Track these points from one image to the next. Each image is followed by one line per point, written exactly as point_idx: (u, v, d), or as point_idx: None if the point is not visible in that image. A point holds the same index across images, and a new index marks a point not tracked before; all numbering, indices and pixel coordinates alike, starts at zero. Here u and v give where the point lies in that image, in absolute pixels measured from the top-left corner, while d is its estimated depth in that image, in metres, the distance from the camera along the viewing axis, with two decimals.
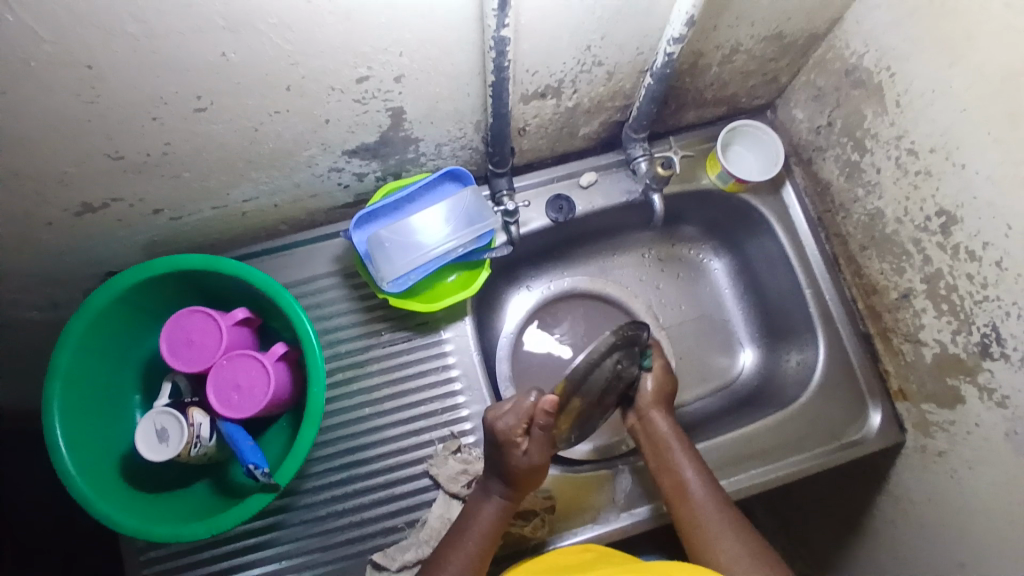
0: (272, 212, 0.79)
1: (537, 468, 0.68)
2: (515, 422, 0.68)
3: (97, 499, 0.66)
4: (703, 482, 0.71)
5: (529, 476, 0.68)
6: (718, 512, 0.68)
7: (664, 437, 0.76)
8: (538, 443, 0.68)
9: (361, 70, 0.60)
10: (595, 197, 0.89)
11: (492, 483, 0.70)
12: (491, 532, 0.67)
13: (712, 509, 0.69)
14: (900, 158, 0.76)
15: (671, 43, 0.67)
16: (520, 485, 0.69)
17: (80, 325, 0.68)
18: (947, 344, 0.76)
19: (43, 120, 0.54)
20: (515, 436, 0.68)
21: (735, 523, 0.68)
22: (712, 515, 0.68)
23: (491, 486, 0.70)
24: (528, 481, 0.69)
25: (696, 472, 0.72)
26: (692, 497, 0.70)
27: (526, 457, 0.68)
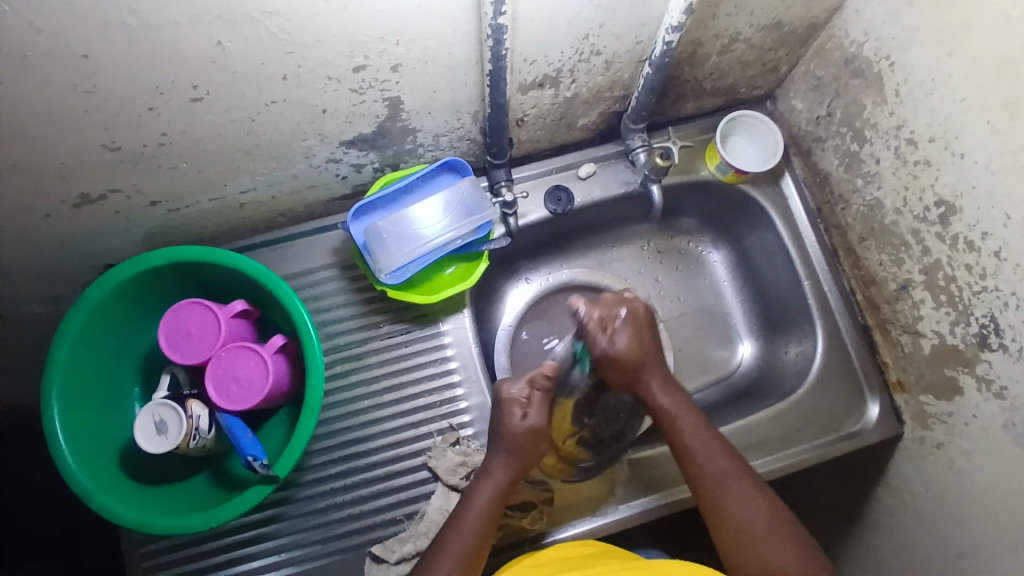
0: (269, 203, 0.79)
1: (536, 429, 0.70)
2: (519, 388, 0.72)
3: (97, 492, 0.66)
4: (711, 446, 0.69)
5: (530, 442, 0.70)
6: (732, 477, 0.67)
7: (667, 406, 0.73)
8: (539, 404, 0.71)
9: (358, 60, 0.59)
10: (594, 188, 0.89)
11: (495, 459, 0.69)
12: (491, 510, 0.67)
13: (721, 475, 0.67)
14: (900, 149, 0.75)
15: (670, 31, 0.66)
16: (526, 456, 0.70)
17: (79, 318, 0.68)
18: (946, 335, 0.76)
19: (38, 112, 0.53)
20: (518, 401, 0.71)
21: (747, 487, 0.66)
22: (725, 482, 0.67)
23: (495, 464, 0.69)
24: (528, 453, 0.70)
25: (706, 437, 0.70)
26: (702, 464, 0.68)
27: (527, 419, 0.70)
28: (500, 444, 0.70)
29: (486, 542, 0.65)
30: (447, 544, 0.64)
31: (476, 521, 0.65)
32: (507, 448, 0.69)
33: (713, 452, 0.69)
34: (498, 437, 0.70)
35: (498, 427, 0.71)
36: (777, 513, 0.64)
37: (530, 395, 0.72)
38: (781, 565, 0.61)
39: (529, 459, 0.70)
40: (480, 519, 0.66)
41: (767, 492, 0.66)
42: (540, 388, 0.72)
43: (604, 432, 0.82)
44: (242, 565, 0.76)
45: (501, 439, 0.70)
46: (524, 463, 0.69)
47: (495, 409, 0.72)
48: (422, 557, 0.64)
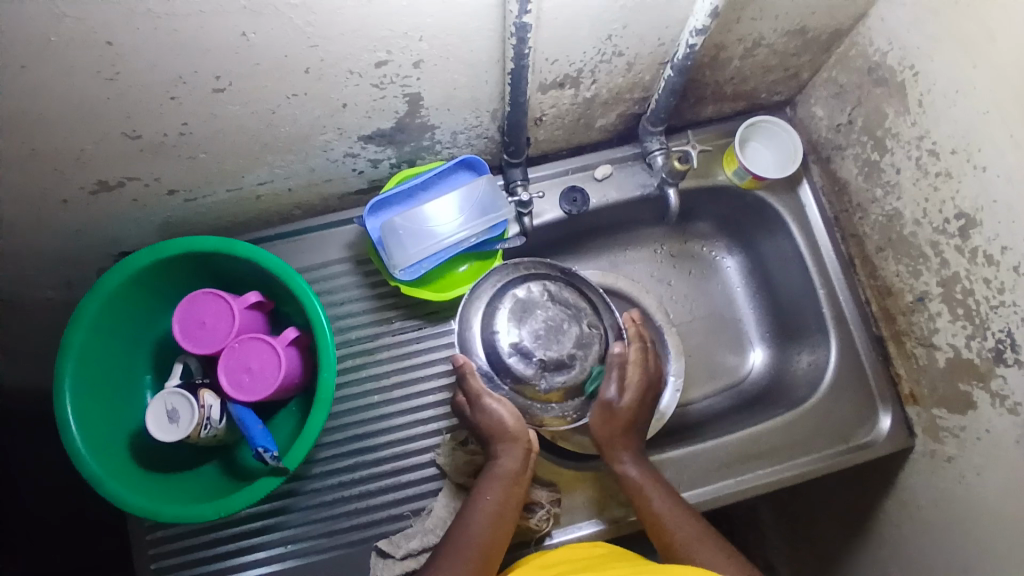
0: (286, 196, 0.79)
1: (483, 406, 0.72)
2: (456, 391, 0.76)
3: (106, 479, 0.66)
4: (679, 514, 0.68)
5: (488, 421, 0.72)
6: (705, 543, 0.65)
7: (637, 484, 0.72)
8: (473, 380, 0.73)
9: (380, 54, 0.59)
10: (610, 190, 0.88)
11: (493, 444, 0.72)
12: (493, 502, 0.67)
13: (694, 538, 0.66)
14: (921, 159, 0.74)
15: (694, 34, 0.66)
16: (501, 429, 0.71)
17: (95, 305, 0.68)
18: (961, 349, 0.75)
19: (60, 98, 0.54)
20: (460, 401, 0.75)
21: (717, 550, 0.65)
22: (696, 546, 0.65)
23: (493, 449, 0.72)
24: (499, 427, 0.71)
25: (676, 507, 0.69)
26: (670, 533, 0.67)
27: (474, 402, 0.73)
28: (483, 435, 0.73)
29: (506, 516, 0.67)
30: (459, 532, 0.64)
31: (494, 494, 0.68)
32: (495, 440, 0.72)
33: (682, 517, 0.68)
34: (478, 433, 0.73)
35: (471, 425, 0.74)
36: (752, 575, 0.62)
37: (462, 388, 0.74)
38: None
39: (511, 427, 0.71)
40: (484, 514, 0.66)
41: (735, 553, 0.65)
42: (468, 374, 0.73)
43: (562, 351, 0.77)
44: (249, 556, 0.77)
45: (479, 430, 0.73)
46: (508, 436, 0.71)
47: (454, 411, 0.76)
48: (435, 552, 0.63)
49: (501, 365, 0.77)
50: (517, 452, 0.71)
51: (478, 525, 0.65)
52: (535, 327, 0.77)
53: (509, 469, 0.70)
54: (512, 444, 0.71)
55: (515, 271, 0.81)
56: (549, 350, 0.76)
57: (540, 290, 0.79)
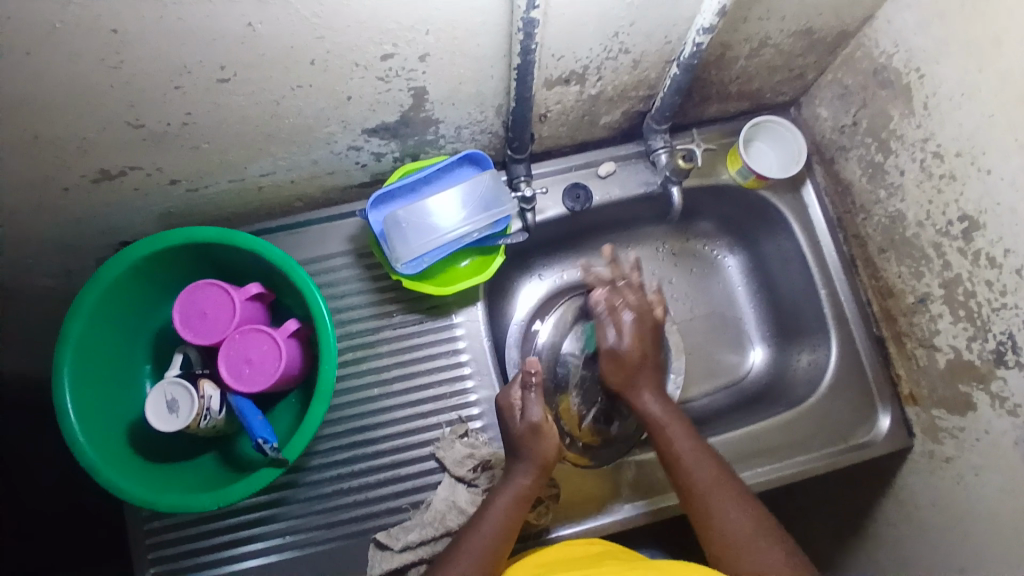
0: (288, 187, 0.79)
1: (537, 426, 0.69)
2: (514, 391, 0.72)
3: (105, 469, 0.66)
4: (698, 455, 0.69)
5: (535, 439, 0.69)
6: (722, 486, 0.67)
7: (655, 419, 0.73)
8: (533, 403, 0.70)
9: (386, 47, 0.59)
10: (612, 187, 0.88)
11: (519, 462, 0.70)
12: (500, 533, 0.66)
13: (712, 480, 0.67)
14: (925, 161, 0.74)
15: (701, 33, 0.66)
16: (539, 455, 0.69)
17: (95, 292, 0.68)
18: (962, 351, 0.75)
19: (65, 86, 0.53)
20: (516, 403, 0.71)
21: (738, 500, 0.66)
22: (713, 490, 0.67)
23: (517, 467, 0.69)
24: (538, 453, 0.69)
25: (696, 447, 0.70)
26: (691, 475, 0.68)
27: (526, 418, 0.70)
28: (517, 450, 0.70)
29: (513, 530, 0.67)
30: (473, 542, 0.65)
31: (508, 510, 0.67)
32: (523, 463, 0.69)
33: (702, 459, 0.69)
34: (513, 443, 0.71)
35: (509, 435, 0.71)
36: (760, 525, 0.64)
37: (524, 396, 0.70)
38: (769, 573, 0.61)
39: (544, 456, 0.69)
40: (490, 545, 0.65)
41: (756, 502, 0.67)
42: (533, 386, 0.70)
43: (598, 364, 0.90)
44: (245, 546, 0.77)
45: (515, 445, 0.70)
46: (540, 462, 0.69)
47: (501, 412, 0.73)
48: (448, 548, 0.66)
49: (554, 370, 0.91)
50: (538, 479, 0.69)
51: (487, 534, 0.65)
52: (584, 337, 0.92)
53: (529, 491, 0.68)
54: (536, 471, 0.69)
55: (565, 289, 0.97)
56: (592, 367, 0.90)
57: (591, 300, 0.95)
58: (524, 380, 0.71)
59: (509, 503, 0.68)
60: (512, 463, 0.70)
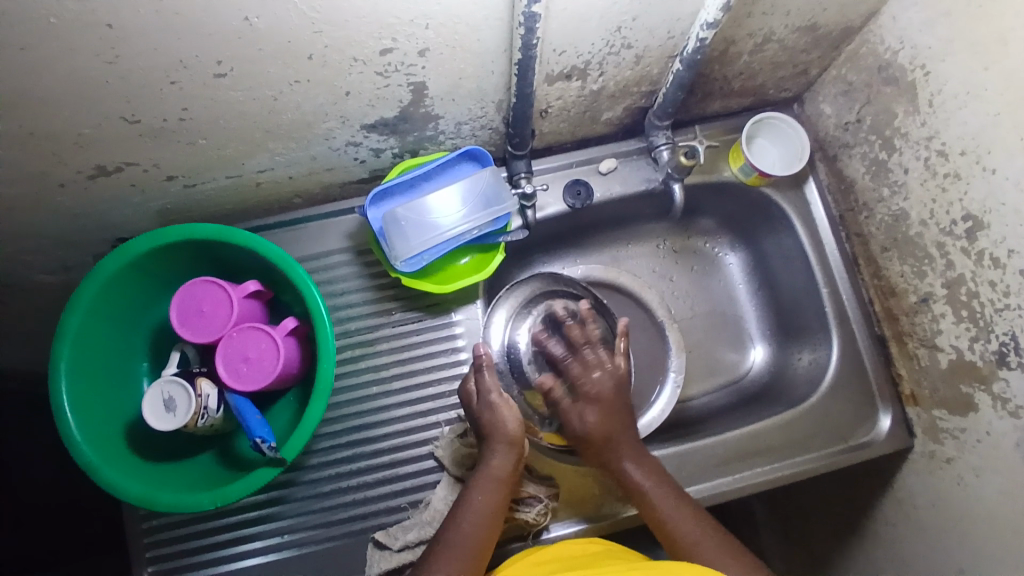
0: (286, 183, 0.78)
1: (493, 404, 0.70)
2: (470, 378, 0.74)
3: (102, 466, 0.66)
4: (684, 519, 0.67)
5: (493, 418, 0.70)
6: (708, 543, 0.64)
7: (639, 487, 0.70)
8: (488, 378, 0.70)
9: (386, 42, 0.58)
10: (614, 184, 0.87)
11: (489, 442, 0.70)
12: (478, 516, 0.66)
13: (698, 541, 0.65)
14: (929, 160, 0.74)
15: (705, 28, 0.65)
16: (502, 431, 0.70)
17: (92, 290, 0.68)
18: (964, 351, 0.75)
19: (59, 82, 0.53)
20: (473, 391, 0.73)
21: (723, 551, 0.64)
22: (700, 551, 0.64)
23: (489, 449, 0.70)
24: (501, 429, 0.70)
25: (682, 510, 0.67)
26: (676, 539, 0.66)
27: (484, 398, 0.71)
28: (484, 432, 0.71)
29: (497, 515, 0.67)
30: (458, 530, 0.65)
31: (488, 495, 0.67)
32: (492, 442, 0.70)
33: (687, 521, 0.66)
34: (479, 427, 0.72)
35: (475, 420, 0.72)
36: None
37: (478, 378, 0.71)
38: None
39: (510, 431, 0.69)
40: (469, 536, 0.64)
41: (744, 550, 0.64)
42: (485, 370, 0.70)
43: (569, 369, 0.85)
44: (244, 545, 0.76)
45: (481, 427, 0.71)
46: (506, 439, 0.69)
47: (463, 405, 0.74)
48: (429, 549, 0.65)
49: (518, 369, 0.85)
50: (509, 456, 0.69)
51: (470, 523, 0.65)
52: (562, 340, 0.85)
53: (502, 472, 0.69)
54: (506, 446, 0.69)
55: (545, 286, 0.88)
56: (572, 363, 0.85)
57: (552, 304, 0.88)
58: (476, 363, 0.72)
59: (489, 486, 0.68)
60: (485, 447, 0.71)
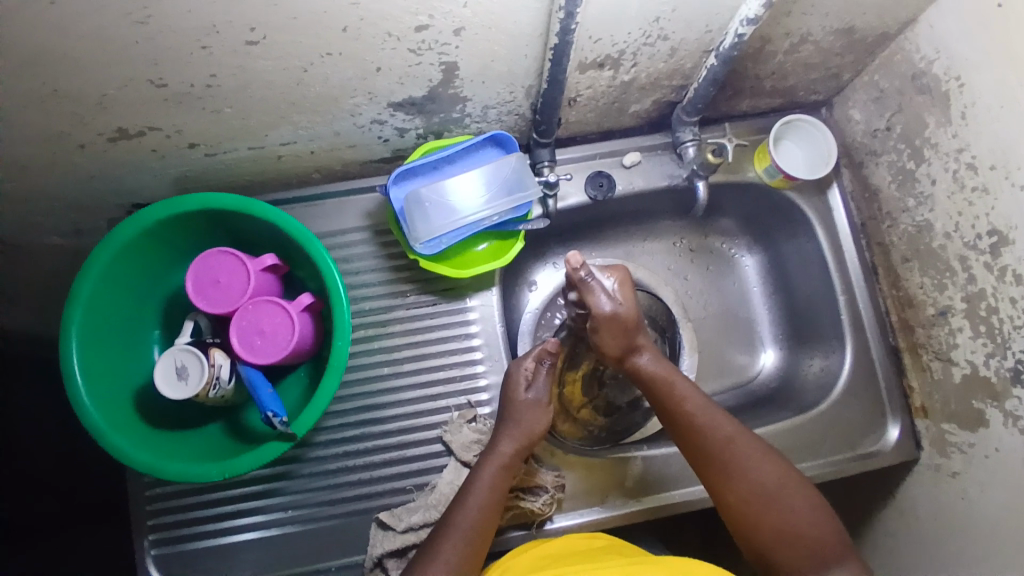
0: (307, 158, 0.77)
1: (541, 400, 0.73)
2: (526, 361, 0.75)
3: (110, 432, 0.65)
4: (710, 413, 0.68)
5: (532, 411, 0.72)
6: (740, 443, 0.67)
7: (660, 376, 0.72)
8: (545, 376, 0.74)
9: (421, 18, 0.57)
10: (636, 177, 0.86)
11: (500, 430, 0.72)
12: (484, 507, 0.65)
13: (730, 436, 0.67)
14: (958, 172, 0.73)
15: (745, 24, 0.64)
16: (529, 426, 0.71)
17: (106, 255, 0.67)
18: (978, 366, 0.75)
19: (87, 39, 0.51)
20: (524, 375, 0.74)
21: (756, 452, 0.66)
22: (734, 447, 0.66)
23: (500, 436, 0.71)
24: (529, 422, 0.72)
25: (704, 403, 0.69)
26: (706, 440, 0.67)
27: (532, 390, 0.73)
28: (511, 417, 0.72)
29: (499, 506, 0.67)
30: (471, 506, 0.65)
31: (495, 484, 0.67)
32: (512, 434, 0.71)
33: (717, 416, 0.68)
34: (509, 413, 0.72)
35: (508, 404, 0.73)
36: (784, 478, 0.65)
37: (537, 367, 0.75)
38: (796, 525, 0.62)
39: (534, 432, 0.71)
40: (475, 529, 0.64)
41: (767, 455, 0.66)
42: (547, 362, 0.75)
43: (616, 398, 0.90)
44: (249, 517, 0.76)
45: (512, 411, 0.72)
46: (528, 433, 0.71)
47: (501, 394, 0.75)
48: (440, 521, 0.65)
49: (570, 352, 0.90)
50: (522, 445, 0.70)
51: (480, 504, 0.65)
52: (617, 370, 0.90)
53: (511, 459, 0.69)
54: (515, 433, 0.71)
55: None
56: (614, 393, 0.90)
57: None
58: (539, 357, 0.75)
59: (495, 470, 0.68)
60: (500, 432, 0.71)
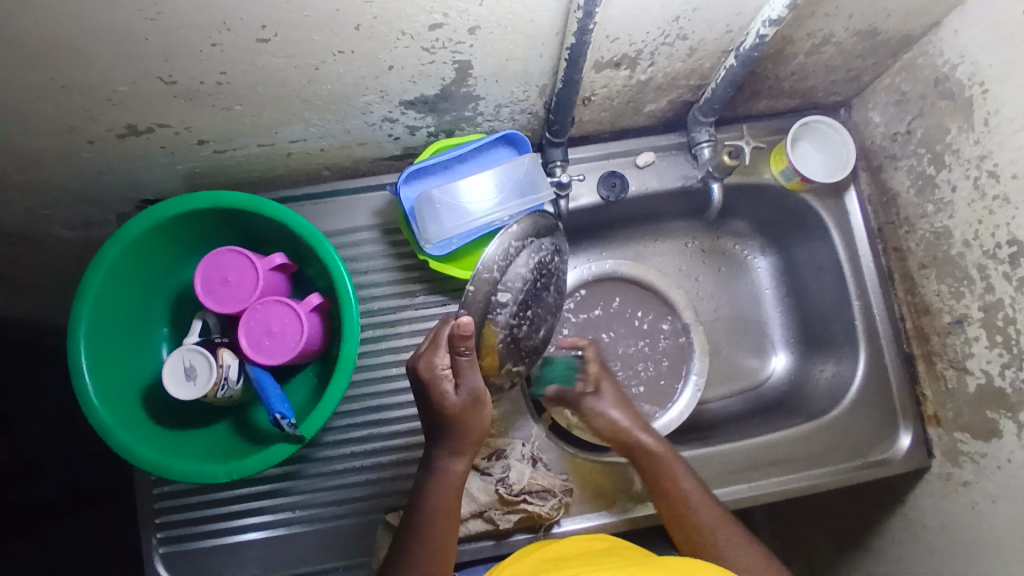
0: (317, 155, 0.76)
1: (478, 396, 0.63)
2: (439, 358, 0.64)
3: (117, 431, 0.65)
4: (701, 492, 0.70)
5: (471, 412, 0.64)
6: (725, 523, 0.68)
7: (658, 453, 0.74)
8: (468, 369, 0.62)
9: (436, 17, 0.56)
10: (649, 178, 0.85)
11: (439, 446, 0.66)
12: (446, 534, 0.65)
13: (717, 516, 0.68)
14: (979, 180, 0.71)
15: (767, 25, 0.62)
16: (471, 432, 0.65)
17: (115, 252, 0.66)
18: (994, 376, 0.73)
19: (97, 35, 0.50)
20: (444, 373, 0.63)
21: (741, 533, 0.67)
22: (720, 529, 0.67)
23: (442, 453, 0.66)
24: (472, 428, 0.65)
25: (696, 484, 0.71)
26: (694, 514, 0.69)
27: (463, 390, 0.63)
28: (451, 429, 0.64)
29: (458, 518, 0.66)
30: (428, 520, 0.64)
31: (451, 500, 0.66)
32: (456, 448, 0.65)
33: (704, 498, 0.70)
34: (446, 420, 0.64)
35: (439, 411, 0.64)
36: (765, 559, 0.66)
37: (455, 363, 0.62)
38: None
39: (472, 438, 0.65)
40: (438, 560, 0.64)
41: (749, 533, 0.68)
42: (465, 353, 0.61)
43: (536, 340, 0.74)
44: (254, 517, 0.76)
45: (448, 421, 0.64)
46: (471, 441, 0.65)
47: (418, 390, 0.65)
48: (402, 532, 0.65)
49: (490, 319, 0.67)
50: (467, 455, 0.66)
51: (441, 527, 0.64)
52: (536, 310, 0.72)
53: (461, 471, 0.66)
54: (461, 446, 0.65)
55: (520, 233, 0.68)
56: (534, 335, 0.73)
57: (533, 261, 0.70)
58: (452, 349, 0.61)
59: (450, 488, 0.66)
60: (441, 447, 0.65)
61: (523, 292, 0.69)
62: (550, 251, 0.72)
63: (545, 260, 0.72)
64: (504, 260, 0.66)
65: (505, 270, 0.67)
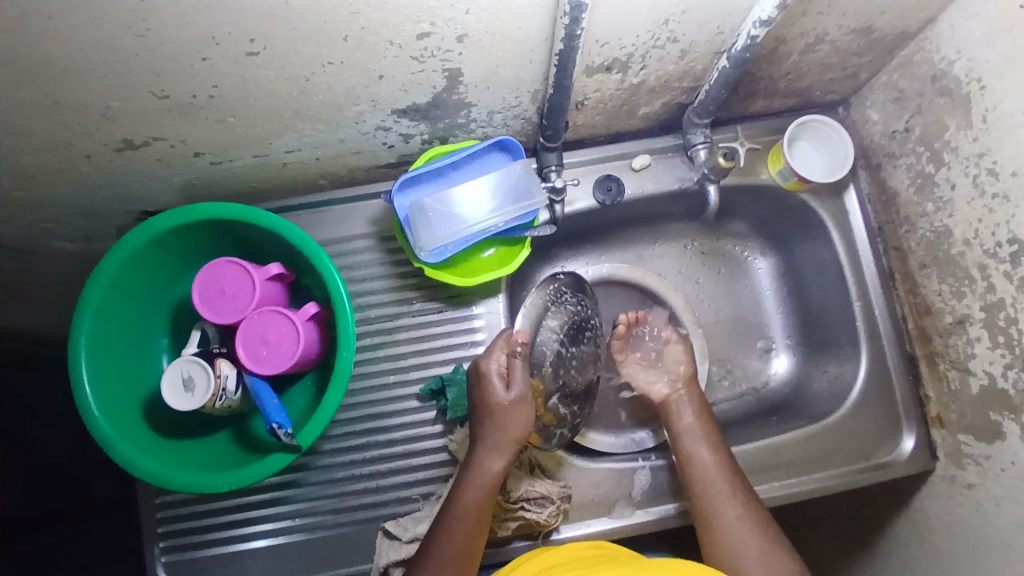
0: (313, 165, 0.76)
1: (525, 396, 0.70)
2: (496, 356, 0.70)
3: (117, 443, 0.66)
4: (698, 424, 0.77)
5: (518, 411, 0.70)
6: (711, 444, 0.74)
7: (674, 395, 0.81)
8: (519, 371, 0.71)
9: (424, 26, 0.56)
10: (646, 181, 0.85)
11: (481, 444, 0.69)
12: (472, 529, 0.65)
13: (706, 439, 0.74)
14: (978, 177, 0.70)
15: (758, 25, 0.62)
16: (513, 429, 0.69)
17: (113, 264, 0.67)
18: (996, 377, 0.72)
19: (87, 54, 0.51)
20: (497, 371, 0.70)
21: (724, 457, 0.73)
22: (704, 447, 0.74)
23: (485, 450, 0.68)
24: (514, 427, 0.69)
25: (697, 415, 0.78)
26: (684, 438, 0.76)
27: (513, 388, 0.70)
28: (497, 422, 0.69)
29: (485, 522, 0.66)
30: (466, 511, 0.65)
31: (481, 499, 0.66)
32: (501, 449, 0.68)
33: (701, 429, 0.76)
34: (492, 414, 0.69)
35: (489, 404, 0.69)
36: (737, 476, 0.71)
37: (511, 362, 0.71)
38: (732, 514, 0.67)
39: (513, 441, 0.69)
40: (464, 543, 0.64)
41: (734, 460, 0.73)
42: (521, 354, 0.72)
43: (580, 386, 0.83)
44: (255, 526, 0.77)
45: (494, 414, 0.69)
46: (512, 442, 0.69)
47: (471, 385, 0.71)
48: (438, 519, 0.66)
49: (541, 352, 0.81)
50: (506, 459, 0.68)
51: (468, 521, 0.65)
52: (579, 352, 0.83)
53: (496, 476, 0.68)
54: (502, 447, 0.68)
55: (562, 281, 0.86)
56: (575, 379, 0.82)
57: (575, 303, 0.85)
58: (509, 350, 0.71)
59: (482, 488, 0.67)
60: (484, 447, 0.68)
61: (568, 334, 0.82)
62: (590, 306, 0.87)
63: (584, 310, 0.85)
64: (553, 296, 0.84)
65: (556, 304, 0.84)
